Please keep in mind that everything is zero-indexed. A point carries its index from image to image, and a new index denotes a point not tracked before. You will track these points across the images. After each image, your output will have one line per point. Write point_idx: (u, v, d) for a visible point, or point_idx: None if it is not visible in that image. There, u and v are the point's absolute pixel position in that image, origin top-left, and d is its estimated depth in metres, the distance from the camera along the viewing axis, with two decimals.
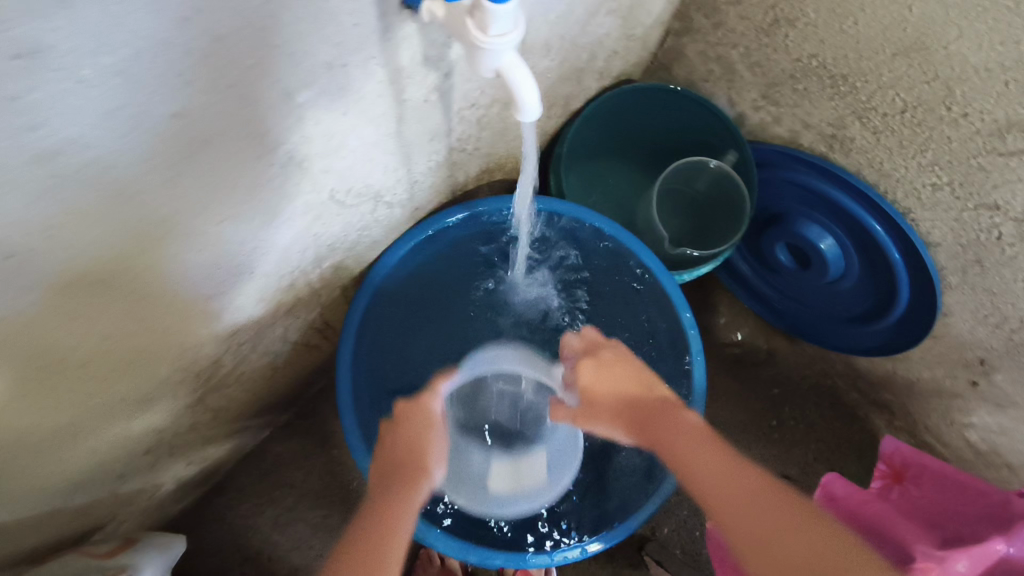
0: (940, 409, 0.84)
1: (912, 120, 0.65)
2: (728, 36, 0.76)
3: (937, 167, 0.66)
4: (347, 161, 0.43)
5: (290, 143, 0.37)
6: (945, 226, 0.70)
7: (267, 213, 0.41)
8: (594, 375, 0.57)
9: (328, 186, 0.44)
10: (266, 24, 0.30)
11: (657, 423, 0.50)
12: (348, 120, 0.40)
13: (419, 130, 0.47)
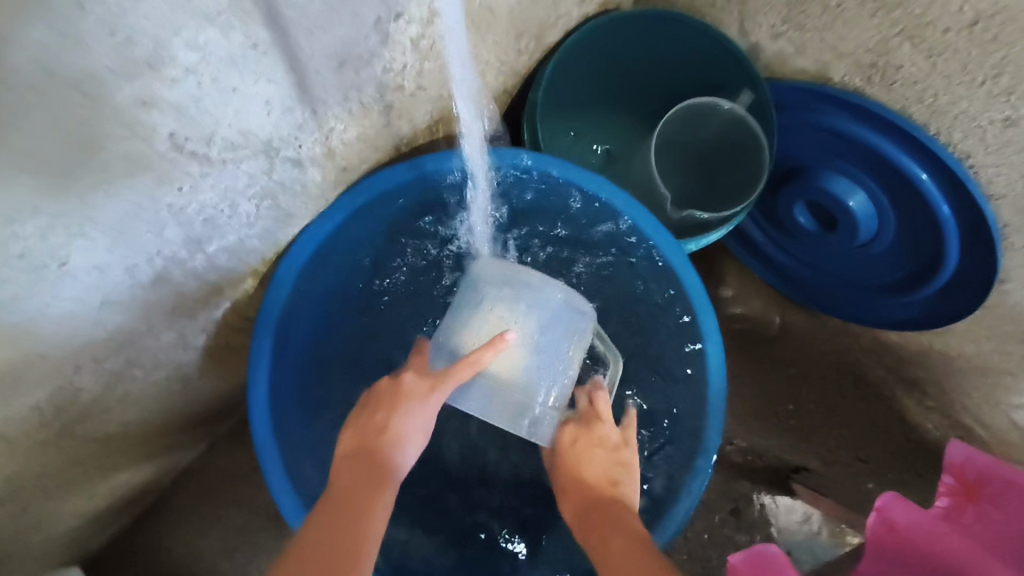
0: (984, 391, 0.68)
1: (982, 36, 0.51)
2: None
3: (1011, 97, 0.52)
4: (176, 86, 0.30)
5: (36, 47, 0.23)
6: (1013, 173, 0.57)
7: (50, 172, 0.27)
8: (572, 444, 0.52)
9: (159, 127, 0.31)
10: None
11: (603, 519, 0.47)
12: (150, 14, 0.26)
13: (299, 39, 0.33)
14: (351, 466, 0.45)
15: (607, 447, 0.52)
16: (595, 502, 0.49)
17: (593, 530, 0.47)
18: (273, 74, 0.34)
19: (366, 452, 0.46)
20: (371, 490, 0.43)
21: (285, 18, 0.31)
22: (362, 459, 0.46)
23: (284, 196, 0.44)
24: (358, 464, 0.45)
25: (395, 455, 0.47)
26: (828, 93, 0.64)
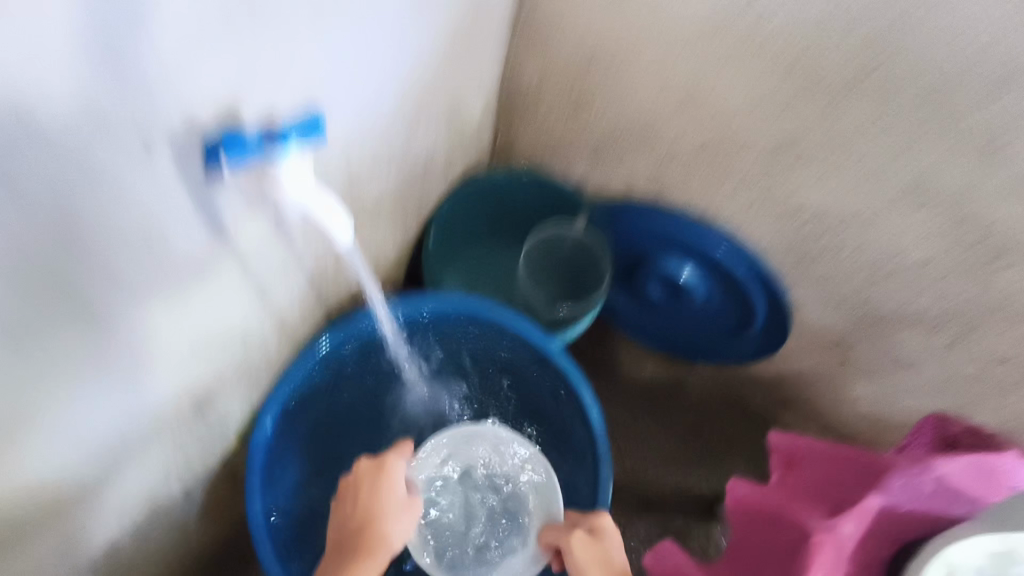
0: (830, 390, 0.93)
1: (708, 157, 0.74)
2: (542, 123, 0.84)
3: (741, 189, 0.76)
4: (197, 317, 0.47)
5: (127, 318, 0.40)
6: (769, 235, 0.79)
7: (126, 383, 0.44)
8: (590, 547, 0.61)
9: (188, 342, 0.48)
10: (69, 225, 0.32)
11: None
12: (189, 284, 0.43)
13: (266, 267, 0.51)
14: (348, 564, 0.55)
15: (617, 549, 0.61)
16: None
17: None
18: (250, 292, 0.52)
19: (353, 531, 0.58)
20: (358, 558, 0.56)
21: (258, 260, 0.50)
22: (350, 543, 0.57)
23: (254, 365, 0.61)
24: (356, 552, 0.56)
25: (383, 538, 0.57)
26: (648, 209, 0.86)
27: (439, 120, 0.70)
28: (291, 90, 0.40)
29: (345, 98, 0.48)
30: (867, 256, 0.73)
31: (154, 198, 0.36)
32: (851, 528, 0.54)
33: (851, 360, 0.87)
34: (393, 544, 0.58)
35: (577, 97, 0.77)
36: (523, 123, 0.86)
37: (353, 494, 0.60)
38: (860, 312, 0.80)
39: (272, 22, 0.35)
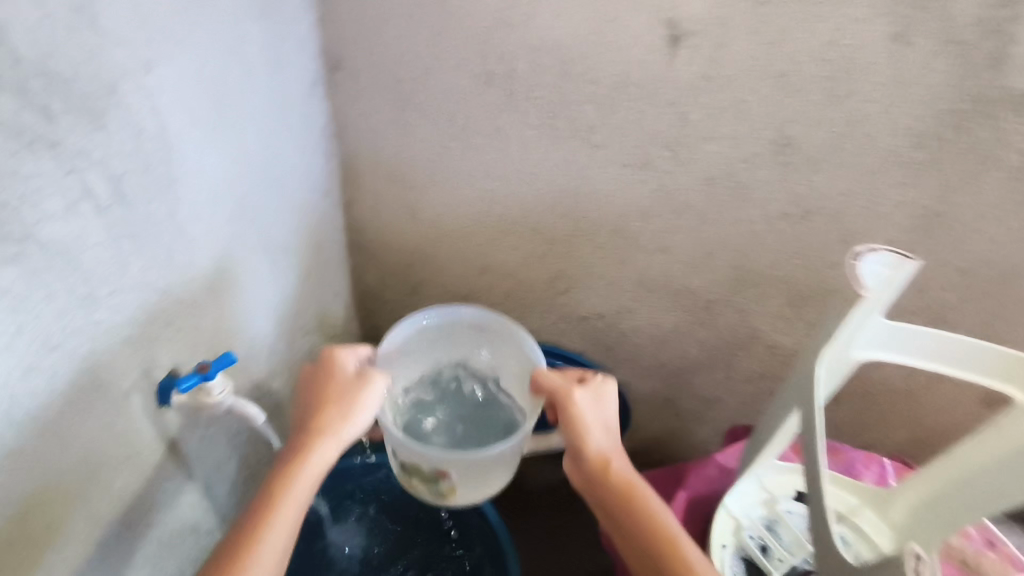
0: (684, 444, 1.14)
1: (513, 297, 0.98)
2: (393, 307, 1.06)
3: (547, 315, 0.99)
4: (158, 515, 0.62)
5: (113, 526, 0.55)
6: (584, 342, 1.02)
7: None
8: (590, 404, 0.62)
9: (156, 537, 0.62)
10: (80, 463, 0.49)
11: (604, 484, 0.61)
12: (151, 486, 0.60)
13: (203, 463, 0.68)
14: (312, 442, 0.57)
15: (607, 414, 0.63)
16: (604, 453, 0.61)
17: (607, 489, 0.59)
18: (192, 492, 0.67)
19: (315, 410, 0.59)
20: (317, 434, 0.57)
21: (196, 459, 0.66)
22: (314, 420, 0.58)
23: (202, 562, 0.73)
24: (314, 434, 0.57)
25: (340, 413, 0.58)
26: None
27: (308, 329, 0.91)
28: (207, 342, 0.62)
29: (245, 334, 0.70)
30: (645, 334, 0.97)
31: (132, 432, 0.55)
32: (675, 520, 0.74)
33: (684, 414, 1.09)
34: (353, 425, 0.58)
35: (410, 283, 1.01)
36: (378, 313, 1.08)
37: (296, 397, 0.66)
38: (668, 376, 1.03)
39: (194, 307, 0.59)
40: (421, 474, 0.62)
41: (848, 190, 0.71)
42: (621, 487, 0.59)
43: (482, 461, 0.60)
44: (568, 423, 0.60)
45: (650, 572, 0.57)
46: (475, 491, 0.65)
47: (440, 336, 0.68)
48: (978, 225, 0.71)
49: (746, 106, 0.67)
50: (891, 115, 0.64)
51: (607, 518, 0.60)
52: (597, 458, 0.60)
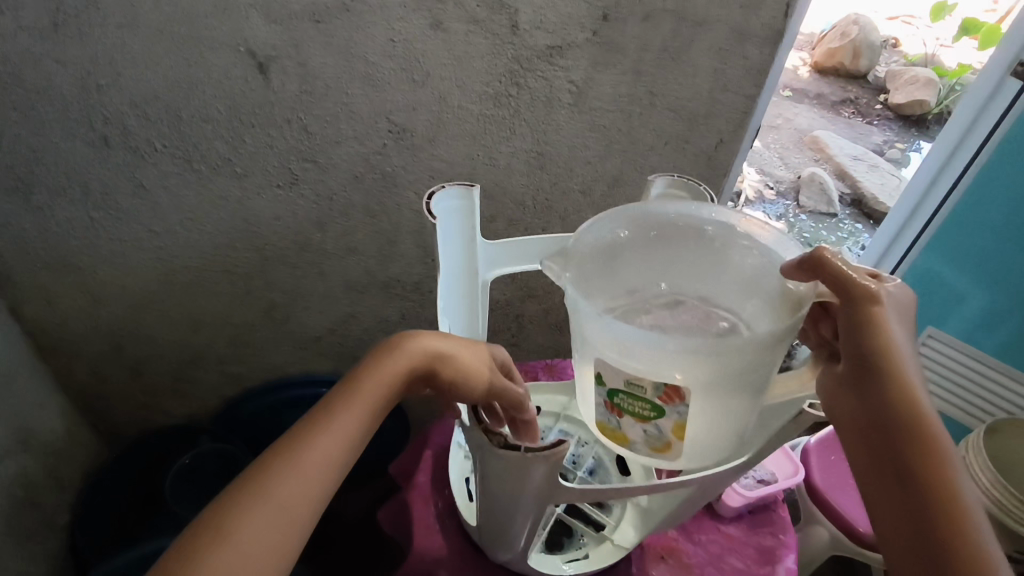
0: None
1: (241, 340, 1.01)
2: (121, 394, 1.03)
3: (282, 345, 1.05)
4: None
5: None
6: (326, 357, 1.09)
7: None
8: (883, 313, 0.52)
9: None
10: None
11: (865, 381, 0.51)
12: None
13: None
14: (409, 341, 0.55)
15: (903, 323, 0.53)
16: (873, 358, 0.51)
17: (879, 391, 0.51)
18: None
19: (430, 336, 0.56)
20: (412, 345, 0.55)
21: None
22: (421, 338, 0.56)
23: None
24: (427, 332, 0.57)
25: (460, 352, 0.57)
26: (243, 395, 1.09)
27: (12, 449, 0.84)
28: None
29: None
30: (376, 329, 1.06)
31: None
32: (423, 475, 0.82)
33: None
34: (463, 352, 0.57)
35: (129, 365, 0.99)
36: (109, 407, 1.03)
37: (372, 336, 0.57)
38: None
39: None
40: (639, 410, 0.54)
41: (468, 154, 0.87)
42: (904, 396, 0.50)
43: (734, 361, 0.52)
44: (855, 321, 0.52)
45: (922, 488, 0.48)
46: (706, 443, 0.56)
47: (649, 232, 0.62)
48: (570, 152, 0.92)
49: (354, 108, 0.77)
50: (467, 86, 0.79)
51: (865, 428, 0.51)
52: (892, 374, 0.51)
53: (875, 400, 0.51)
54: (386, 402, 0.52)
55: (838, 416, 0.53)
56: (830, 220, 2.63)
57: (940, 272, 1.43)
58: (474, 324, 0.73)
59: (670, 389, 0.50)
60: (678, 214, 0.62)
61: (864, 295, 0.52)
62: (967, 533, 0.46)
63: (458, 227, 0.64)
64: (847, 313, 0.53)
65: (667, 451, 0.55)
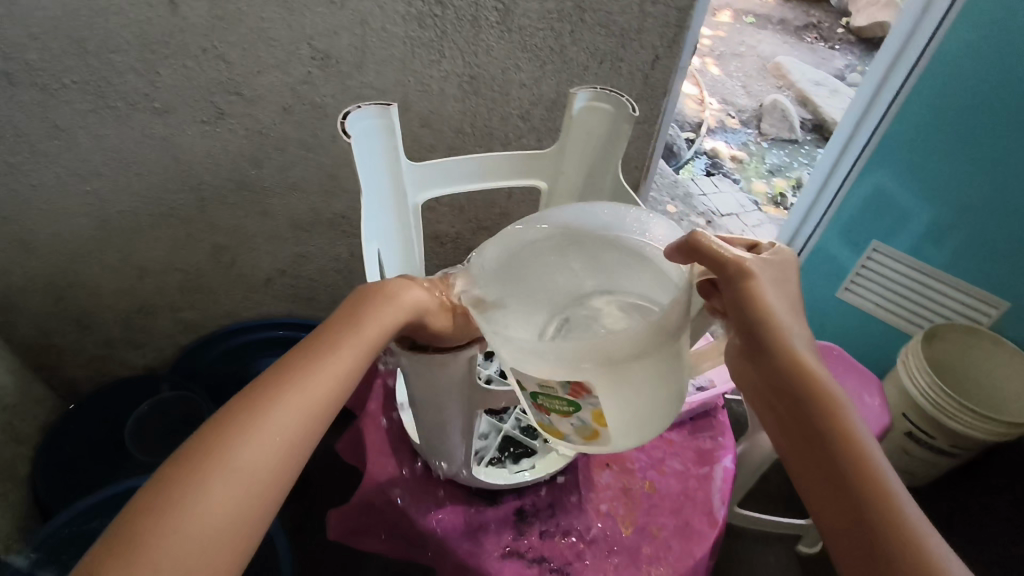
0: None
1: (188, 287, 1.01)
2: (71, 348, 1.02)
3: (230, 289, 1.04)
4: None
5: None
6: (278, 299, 1.10)
7: None
8: (765, 286, 0.50)
9: None
10: None
11: (754, 350, 0.51)
12: None
13: None
14: (371, 326, 0.50)
15: (784, 291, 0.52)
16: (756, 326, 0.50)
17: (768, 356, 0.50)
18: None
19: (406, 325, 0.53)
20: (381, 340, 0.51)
21: None
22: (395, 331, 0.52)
23: None
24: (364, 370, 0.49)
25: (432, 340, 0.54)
26: (197, 342, 1.09)
27: None
28: None
29: None
30: (327, 267, 1.06)
31: None
32: (373, 406, 0.83)
33: None
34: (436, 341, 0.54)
35: (75, 318, 0.98)
36: (60, 362, 1.03)
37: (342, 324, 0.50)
38: None
39: None
40: (560, 407, 0.50)
41: (398, 80, 0.86)
42: (795, 363, 0.49)
43: (633, 353, 0.46)
44: (730, 299, 0.51)
45: (824, 441, 0.47)
46: (641, 429, 0.52)
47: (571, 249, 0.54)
48: (504, 75, 0.91)
49: (272, 34, 0.75)
50: (388, 7, 0.77)
51: (767, 395, 0.51)
52: (775, 337, 0.50)
53: (767, 367, 0.51)
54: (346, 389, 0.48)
55: (742, 382, 0.54)
56: (794, 145, 2.62)
57: (887, 187, 1.43)
58: (409, 245, 0.73)
59: (574, 384, 0.47)
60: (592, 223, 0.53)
61: (732, 272, 0.50)
62: (872, 479, 0.44)
63: (376, 147, 0.63)
64: (728, 291, 0.51)
65: (598, 437, 0.51)
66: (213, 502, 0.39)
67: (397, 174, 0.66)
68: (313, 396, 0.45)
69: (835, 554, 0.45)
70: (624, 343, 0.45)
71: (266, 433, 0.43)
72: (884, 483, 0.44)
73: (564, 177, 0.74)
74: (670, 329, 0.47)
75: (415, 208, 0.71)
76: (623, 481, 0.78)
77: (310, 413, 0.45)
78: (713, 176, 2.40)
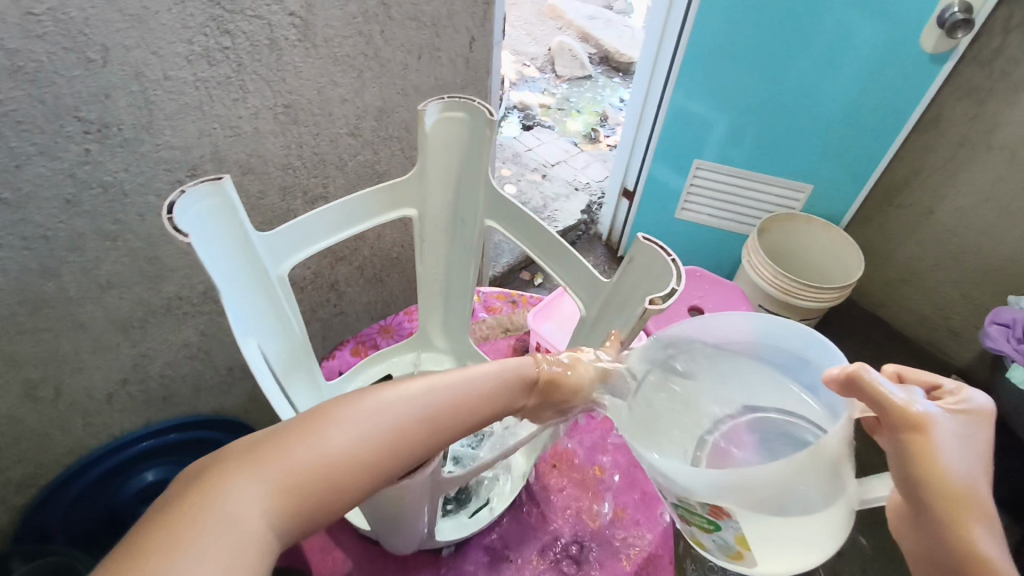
0: None
1: (8, 439, 0.81)
2: None
3: (65, 422, 0.86)
4: None
5: None
6: (130, 411, 0.93)
7: None
8: (944, 439, 0.49)
9: None
10: None
11: (919, 511, 0.50)
12: None
13: None
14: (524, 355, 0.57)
15: (971, 450, 0.50)
16: (922, 488, 0.49)
17: (931, 523, 0.49)
18: None
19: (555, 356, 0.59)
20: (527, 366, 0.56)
21: None
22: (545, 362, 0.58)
23: None
24: (498, 392, 0.52)
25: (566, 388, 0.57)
26: (46, 491, 0.91)
27: None
28: None
29: None
30: (178, 358, 0.92)
31: None
32: None
33: None
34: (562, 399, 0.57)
35: None
36: None
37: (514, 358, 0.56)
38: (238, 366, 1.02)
39: None
40: (700, 523, 0.52)
41: (201, 131, 0.73)
42: (966, 547, 0.48)
43: (790, 485, 0.46)
44: (896, 453, 0.50)
45: None
46: (790, 559, 0.50)
47: (692, 351, 0.57)
48: (320, 95, 0.81)
49: (22, 117, 0.59)
50: (165, 50, 0.64)
51: (930, 556, 0.51)
52: (943, 507, 0.49)
53: (933, 531, 0.50)
54: (491, 400, 0.52)
55: (908, 534, 0.53)
56: (590, 81, 2.74)
57: (693, 106, 1.54)
58: (282, 317, 0.63)
59: (713, 507, 0.48)
60: (722, 332, 0.57)
61: (899, 422, 0.50)
62: None
63: (219, 233, 0.52)
64: (897, 438, 0.50)
65: (742, 557, 0.53)
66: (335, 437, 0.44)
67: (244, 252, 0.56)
68: (454, 388, 0.50)
69: None
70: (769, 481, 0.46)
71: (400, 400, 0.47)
72: None
73: (431, 196, 0.69)
74: (828, 457, 0.47)
75: (280, 283, 0.61)
76: (578, 476, 0.79)
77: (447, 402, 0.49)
78: (531, 128, 2.44)
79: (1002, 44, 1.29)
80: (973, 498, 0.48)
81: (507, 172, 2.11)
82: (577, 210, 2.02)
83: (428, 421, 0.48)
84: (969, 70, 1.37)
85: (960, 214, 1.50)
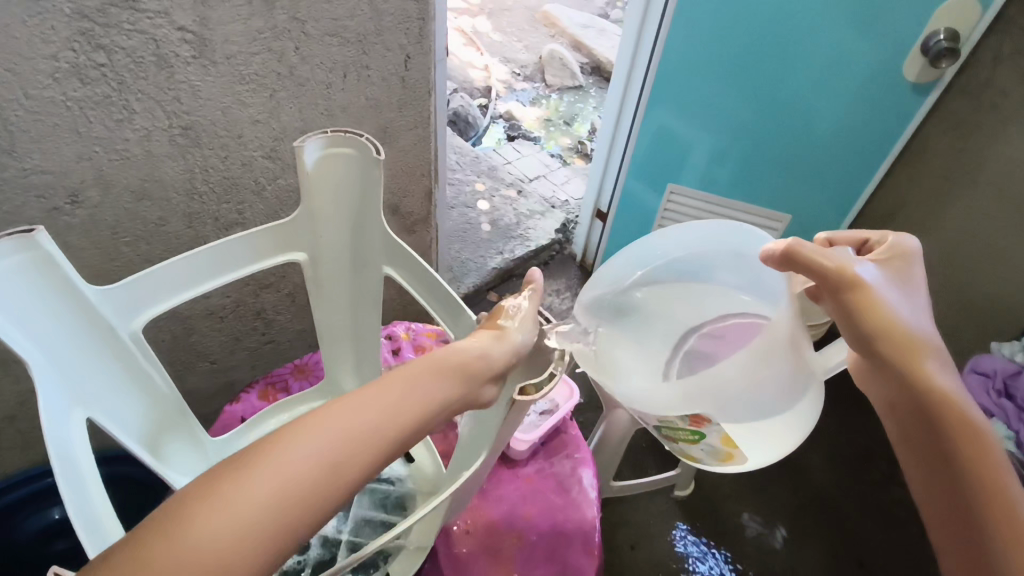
0: None
1: None
2: None
3: None
4: None
5: None
6: (21, 445, 0.87)
7: None
8: (877, 291, 0.60)
9: None
10: None
11: (873, 358, 0.62)
12: None
13: None
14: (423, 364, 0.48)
15: (901, 297, 0.62)
16: (873, 342, 0.60)
17: (882, 361, 0.61)
18: None
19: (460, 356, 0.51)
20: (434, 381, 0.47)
21: None
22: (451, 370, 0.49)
23: None
24: (405, 421, 0.44)
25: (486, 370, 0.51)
26: None
27: None
28: None
29: None
30: None
31: None
32: None
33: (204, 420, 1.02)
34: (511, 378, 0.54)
35: None
36: None
37: (415, 369, 0.48)
38: None
39: None
40: (687, 436, 0.70)
41: (79, 154, 0.66)
42: (922, 378, 0.59)
43: (733, 381, 0.62)
44: (845, 312, 0.60)
45: (933, 430, 0.60)
46: (769, 442, 0.67)
47: (637, 288, 0.73)
48: (226, 117, 0.74)
49: None
50: (24, 68, 0.58)
51: (887, 389, 0.63)
52: (896, 351, 0.60)
53: (885, 370, 0.61)
54: (394, 430, 0.44)
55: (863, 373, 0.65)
56: (580, 91, 2.67)
57: (669, 125, 1.46)
58: (138, 370, 0.57)
59: (694, 417, 0.64)
60: (647, 252, 0.73)
61: (843, 284, 0.59)
62: (978, 457, 0.59)
63: (33, 290, 0.45)
64: (843, 301, 0.60)
65: (733, 457, 0.69)
66: (208, 528, 0.36)
67: (67, 301, 0.48)
68: (349, 427, 0.42)
69: (938, 502, 0.62)
70: (736, 380, 0.62)
71: (286, 458, 0.39)
72: (989, 457, 0.58)
73: (322, 239, 0.62)
74: (779, 344, 0.63)
75: (134, 337, 0.55)
76: (491, 545, 0.72)
77: (347, 443, 0.41)
78: (514, 139, 2.36)
79: (992, 76, 1.22)
80: (920, 341, 0.60)
81: (482, 187, 2.03)
82: (552, 228, 1.93)
83: (320, 471, 0.40)
84: (956, 100, 1.29)
85: (944, 249, 1.43)
